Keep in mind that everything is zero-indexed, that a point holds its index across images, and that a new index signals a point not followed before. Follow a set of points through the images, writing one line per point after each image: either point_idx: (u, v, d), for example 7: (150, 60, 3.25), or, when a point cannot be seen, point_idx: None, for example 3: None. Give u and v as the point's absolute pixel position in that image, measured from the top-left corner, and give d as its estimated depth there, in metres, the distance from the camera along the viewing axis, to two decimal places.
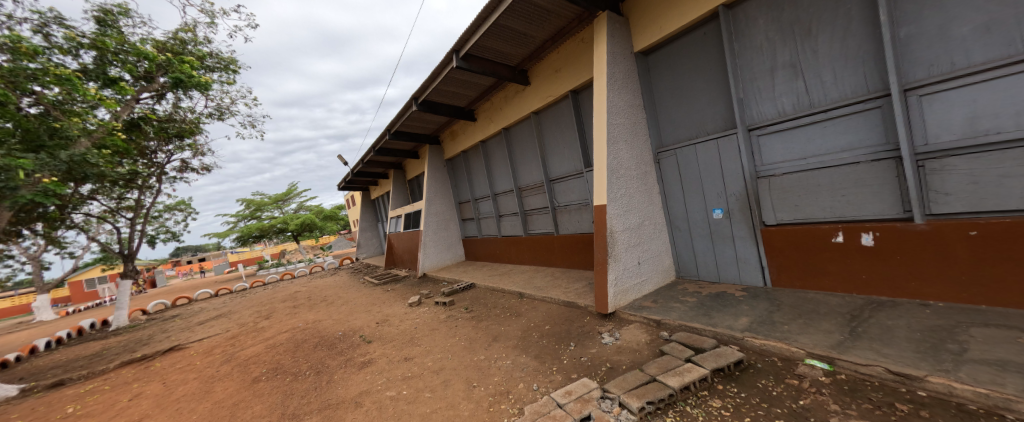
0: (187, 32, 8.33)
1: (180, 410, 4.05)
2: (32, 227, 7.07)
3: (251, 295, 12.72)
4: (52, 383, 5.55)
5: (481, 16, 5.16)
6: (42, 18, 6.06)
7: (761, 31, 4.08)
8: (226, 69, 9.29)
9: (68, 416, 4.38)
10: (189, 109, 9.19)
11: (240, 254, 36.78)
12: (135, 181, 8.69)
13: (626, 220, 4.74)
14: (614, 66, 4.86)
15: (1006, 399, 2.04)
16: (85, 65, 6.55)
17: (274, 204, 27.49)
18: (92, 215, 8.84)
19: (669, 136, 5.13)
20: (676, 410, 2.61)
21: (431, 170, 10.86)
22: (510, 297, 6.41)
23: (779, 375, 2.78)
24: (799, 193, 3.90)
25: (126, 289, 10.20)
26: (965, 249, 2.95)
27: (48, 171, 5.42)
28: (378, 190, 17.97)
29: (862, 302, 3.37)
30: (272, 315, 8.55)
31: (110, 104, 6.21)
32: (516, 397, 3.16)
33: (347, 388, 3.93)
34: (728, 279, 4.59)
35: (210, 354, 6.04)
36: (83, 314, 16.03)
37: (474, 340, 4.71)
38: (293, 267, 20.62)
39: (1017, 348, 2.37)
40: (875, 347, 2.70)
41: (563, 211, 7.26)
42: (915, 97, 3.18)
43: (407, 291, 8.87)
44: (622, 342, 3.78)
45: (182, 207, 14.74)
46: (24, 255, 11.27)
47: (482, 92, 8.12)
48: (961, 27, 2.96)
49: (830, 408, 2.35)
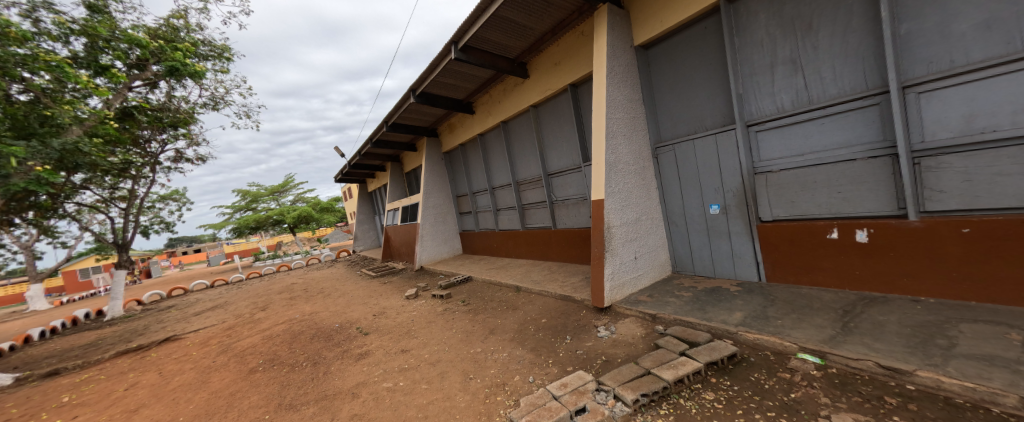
0: (179, 18, 8.17)
1: (177, 400, 4.07)
2: (23, 216, 6.95)
3: (246, 287, 12.71)
4: (47, 372, 5.54)
5: (480, 7, 5.07)
6: (31, 2, 5.92)
7: (761, 25, 4.06)
8: (220, 57, 9.13)
9: (64, 405, 4.38)
10: (182, 98, 9.04)
11: (235, 245, 36.52)
12: (129, 170, 8.59)
13: (624, 215, 4.76)
14: (614, 60, 4.82)
15: (993, 392, 2.09)
16: (75, 52, 6.42)
17: (270, 195, 27.28)
18: (84, 204, 8.71)
19: (668, 131, 5.12)
20: (669, 403, 2.64)
21: (428, 163, 10.81)
22: (507, 290, 6.45)
23: (772, 368, 2.81)
24: (796, 189, 3.93)
25: (121, 279, 10.13)
26: (957, 247, 2.99)
27: (41, 159, 5.37)
28: (376, 183, 17.79)
29: (854, 298, 3.41)
30: (269, 306, 8.56)
31: (101, 91, 6.07)
32: (512, 389, 3.19)
33: (344, 379, 3.95)
34: (723, 274, 4.63)
35: (207, 345, 6.03)
36: (78, 304, 16.01)
37: (470, 333, 4.73)
38: (290, 259, 20.53)
39: (1005, 344, 2.41)
40: (866, 342, 2.74)
41: (561, 206, 7.27)
42: (913, 94, 3.19)
43: (405, 283, 8.90)
44: (617, 336, 3.83)
45: (177, 197, 14.63)
46: (16, 244, 11.19)
47: (481, 85, 8.04)
48: (961, 24, 2.96)
49: (820, 401, 2.39)
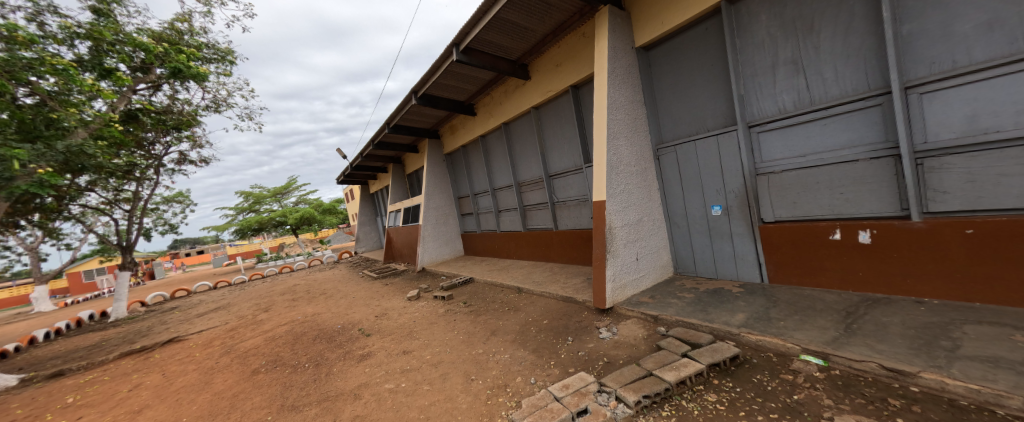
0: (184, 22, 8.24)
1: (180, 401, 4.08)
2: (28, 218, 7.01)
3: (249, 288, 12.75)
4: (52, 374, 5.57)
5: (481, 9, 5.10)
6: (36, 6, 5.98)
7: (763, 26, 4.06)
8: (223, 60, 9.21)
9: (68, 405, 4.41)
10: (186, 100, 9.11)
11: (237, 247, 36.57)
12: (133, 173, 8.65)
13: (626, 216, 4.76)
14: (615, 61, 4.83)
15: (997, 395, 2.07)
16: (80, 55, 6.48)
17: (273, 197, 27.37)
18: (88, 207, 8.77)
19: (669, 132, 5.12)
20: (671, 405, 2.64)
21: (430, 165, 10.83)
22: (508, 291, 6.45)
23: (775, 370, 2.80)
24: (798, 190, 3.92)
25: (125, 280, 10.20)
26: (960, 247, 2.97)
27: (45, 161, 5.41)
28: (378, 184, 17.89)
29: (858, 300, 3.39)
30: (271, 307, 8.58)
31: (106, 94, 6.13)
32: (514, 390, 3.19)
33: (346, 380, 3.96)
34: (725, 276, 4.61)
35: (210, 346, 6.06)
36: (82, 306, 16.09)
37: (472, 334, 4.73)
38: (292, 261, 20.61)
39: (1010, 345, 2.39)
40: (870, 344, 2.72)
41: (562, 207, 7.27)
42: (916, 95, 3.18)
43: (406, 285, 8.92)
44: (619, 337, 3.82)
45: (180, 199, 14.72)
46: (21, 245, 11.29)
47: (482, 87, 8.07)
48: (963, 25, 2.95)
49: (823, 403, 2.38)
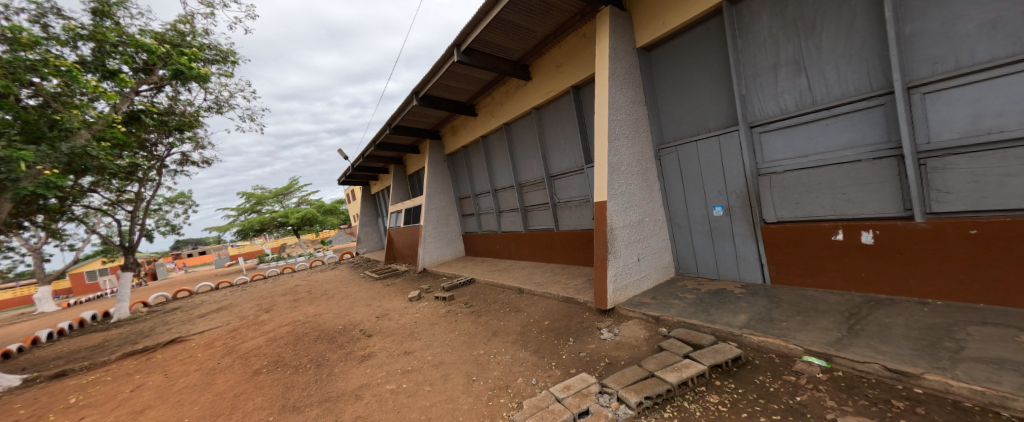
0: (186, 23, 8.27)
1: (181, 401, 4.09)
2: (32, 219, 7.04)
3: (251, 289, 12.77)
4: (55, 374, 5.59)
5: (482, 10, 5.11)
6: (40, 8, 6.02)
7: (764, 27, 4.06)
8: (225, 61, 9.24)
9: (71, 406, 4.43)
10: (187, 102, 9.14)
11: (238, 247, 36.65)
12: (135, 174, 8.68)
13: (627, 216, 4.75)
14: (617, 62, 4.83)
15: (1002, 396, 2.06)
16: (83, 56, 6.49)
17: (274, 197, 27.43)
18: (91, 207, 8.82)
19: (670, 133, 5.12)
20: (673, 406, 2.63)
21: (431, 165, 10.84)
22: (509, 292, 6.43)
23: (777, 371, 2.79)
24: (800, 190, 3.91)
25: (128, 281, 10.24)
26: (964, 248, 2.96)
27: (49, 162, 5.43)
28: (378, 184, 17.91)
29: (861, 301, 3.38)
30: (273, 308, 8.60)
31: (109, 95, 6.14)
32: (515, 391, 3.18)
33: (347, 381, 3.95)
34: (727, 276, 4.60)
35: (211, 346, 6.06)
36: (85, 306, 16.14)
37: (473, 335, 4.73)
38: (293, 261, 20.63)
39: (1015, 346, 2.38)
40: (873, 345, 2.71)
41: (563, 207, 7.27)
42: (919, 95, 3.16)
43: (407, 285, 8.92)
44: (620, 338, 3.81)
45: (182, 200, 14.75)
46: (25, 246, 11.35)
47: (484, 87, 8.08)
48: (966, 24, 2.94)
49: (826, 404, 2.36)
